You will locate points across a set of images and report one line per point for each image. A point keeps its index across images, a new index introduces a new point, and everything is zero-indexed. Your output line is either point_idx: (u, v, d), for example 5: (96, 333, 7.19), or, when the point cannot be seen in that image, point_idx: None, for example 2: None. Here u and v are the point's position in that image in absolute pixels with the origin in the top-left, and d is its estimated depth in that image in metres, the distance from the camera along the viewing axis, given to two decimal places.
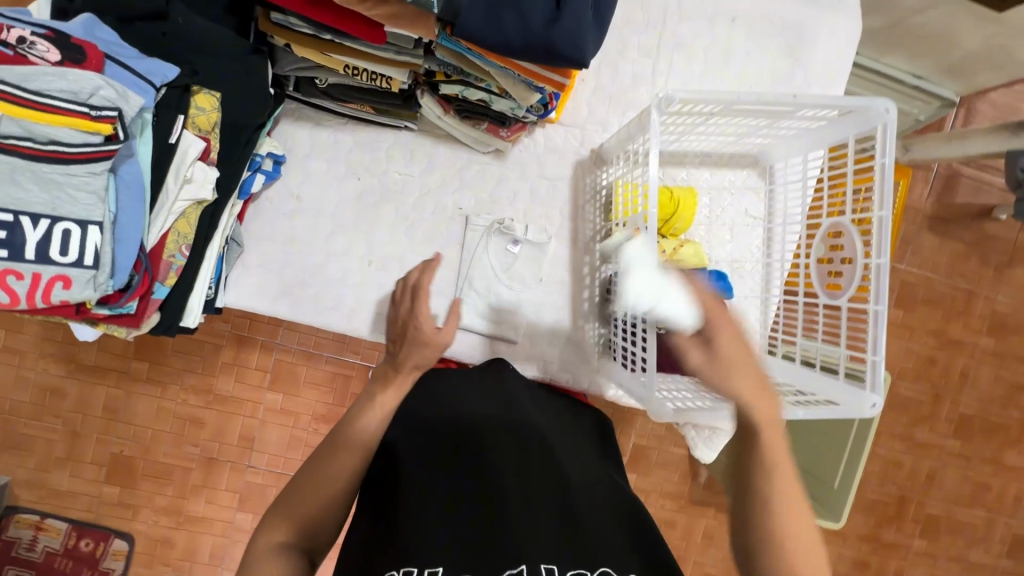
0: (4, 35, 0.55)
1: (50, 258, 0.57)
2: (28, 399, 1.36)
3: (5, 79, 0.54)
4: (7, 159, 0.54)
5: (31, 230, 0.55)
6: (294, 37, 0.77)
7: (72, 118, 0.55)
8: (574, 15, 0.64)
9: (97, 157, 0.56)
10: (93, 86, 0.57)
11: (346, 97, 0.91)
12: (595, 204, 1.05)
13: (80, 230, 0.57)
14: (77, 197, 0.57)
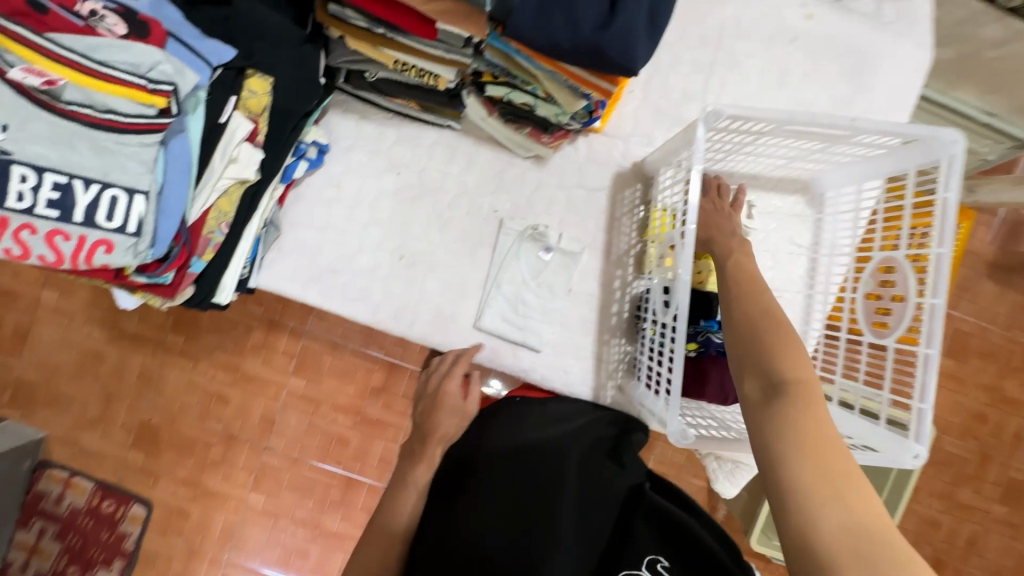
0: (78, 7, 0.58)
1: (96, 223, 0.59)
2: (71, 360, 1.43)
3: (74, 48, 0.56)
4: (67, 124, 0.56)
5: (82, 193, 0.57)
6: (349, 29, 0.79)
7: (131, 89, 0.57)
8: (627, 23, 0.63)
9: (150, 130, 0.59)
10: (153, 61, 0.59)
11: (394, 92, 0.92)
12: (632, 219, 1.03)
13: (126, 198, 0.60)
14: (128, 166, 0.59)
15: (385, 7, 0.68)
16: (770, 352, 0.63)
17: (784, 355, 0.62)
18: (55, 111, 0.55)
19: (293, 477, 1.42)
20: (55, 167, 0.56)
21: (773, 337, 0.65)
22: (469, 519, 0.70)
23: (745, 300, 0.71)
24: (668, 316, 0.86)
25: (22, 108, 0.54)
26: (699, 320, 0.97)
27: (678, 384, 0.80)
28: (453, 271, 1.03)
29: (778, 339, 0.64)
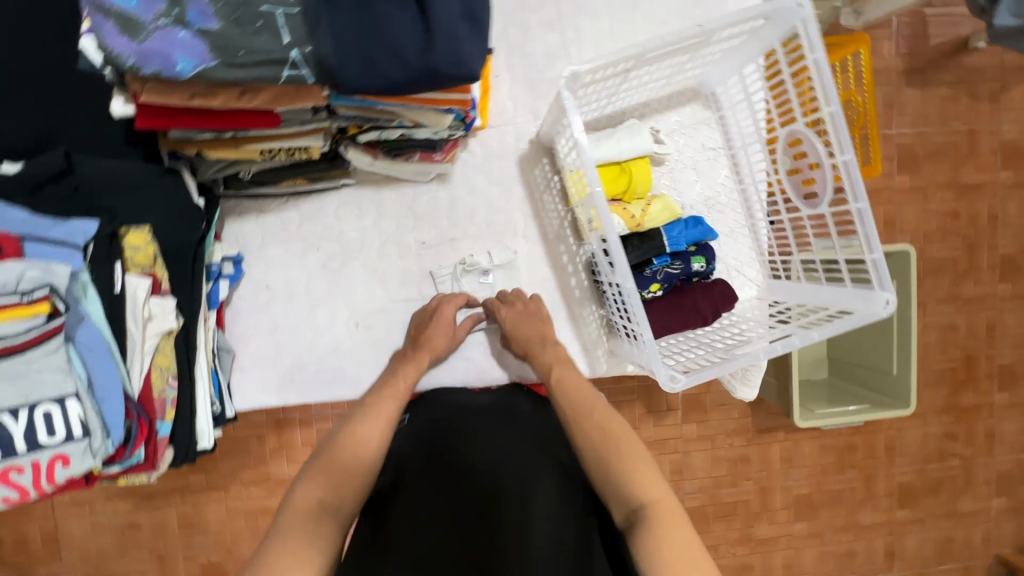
0: None
1: (40, 443, 0.58)
2: (110, 541, 1.42)
3: None
4: None
5: (14, 424, 0.57)
6: (201, 144, 0.77)
7: (5, 310, 0.55)
8: (447, 34, 0.61)
9: (49, 336, 0.58)
10: (18, 272, 0.57)
11: (275, 179, 0.90)
12: (551, 193, 1.03)
13: (59, 407, 0.59)
14: (45, 377, 0.58)
15: (215, 115, 0.64)
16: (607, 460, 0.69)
17: (634, 472, 0.67)
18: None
19: None
20: None
21: (613, 456, 0.69)
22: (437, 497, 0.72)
23: (600, 438, 0.71)
24: (617, 276, 0.86)
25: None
26: (652, 260, 0.98)
27: (650, 333, 0.82)
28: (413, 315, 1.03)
29: (623, 455, 0.69)
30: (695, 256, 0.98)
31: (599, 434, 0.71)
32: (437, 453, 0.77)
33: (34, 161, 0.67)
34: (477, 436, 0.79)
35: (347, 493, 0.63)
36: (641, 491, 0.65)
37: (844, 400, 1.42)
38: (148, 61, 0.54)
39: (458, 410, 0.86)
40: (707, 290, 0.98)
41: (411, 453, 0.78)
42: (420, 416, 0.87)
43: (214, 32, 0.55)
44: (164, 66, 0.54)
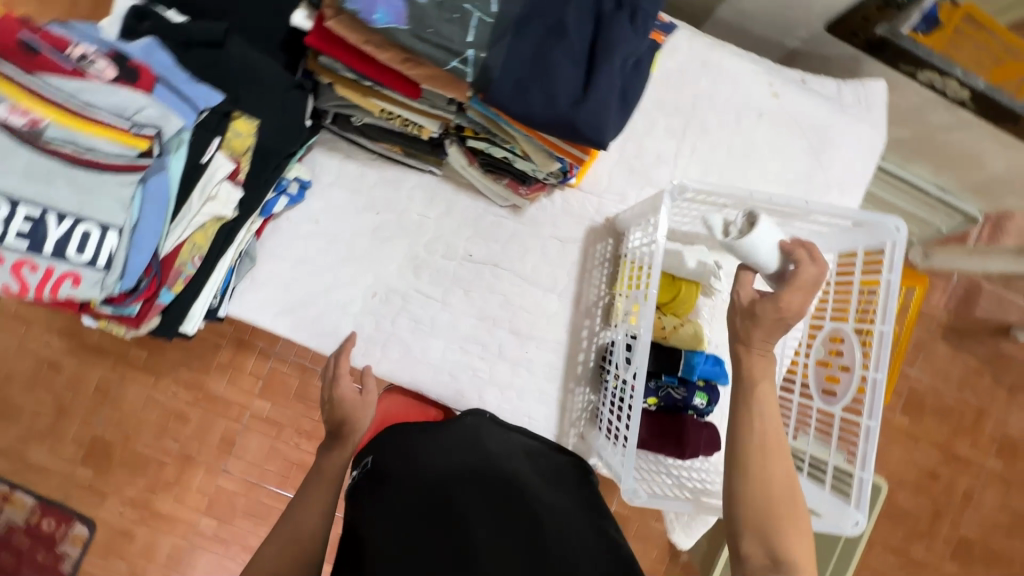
0: (70, 52, 0.62)
1: (65, 255, 0.58)
2: (26, 369, 1.39)
3: (61, 91, 0.59)
4: (46, 160, 0.57)
5: (54, 226, 0.58)
6: (338, 78, 0.82)
7: (112, 130, 0.60)
8: (598, 103, 0.67)
9: (130, 170, 0.60)
10: (139, 106, 0.62)
11: (378, 138, 0.95)
12: (602, 272, 1.07)
13: (99, 232, 0.60)
14: (106, 200, 0.60)
15: (370, 63, 0.69)
16: (765, 487, 0.60)
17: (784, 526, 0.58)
18: (32, 143, 0.56)
19: (248, 502, 1.42)
20: (31, 200, 0.56)
21: (778, 510, 0.59)
22: (391, 488, 0.73)
23: (758, 453, 0.61)
24: (629, 372, 0.89)
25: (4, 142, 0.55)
26: (661, 374, 1.01)
27: (634, 443, 0.83)
28: (425, 311, 1.04)
29: (782, 492, 0.60)
30: (699, 391, 0.99)
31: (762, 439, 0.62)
32: (410, 481, 0.73)
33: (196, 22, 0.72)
34: (430, 449, 0.79)
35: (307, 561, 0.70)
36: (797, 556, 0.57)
37: None
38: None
39: (425, 437, 0.83)
40: (697, 429, 0.97)
41: (387, 489, 0.73)
42: (396, 444, 0.82)
43: (419, 5, 0.60)
44: (365, 10, 0.59)
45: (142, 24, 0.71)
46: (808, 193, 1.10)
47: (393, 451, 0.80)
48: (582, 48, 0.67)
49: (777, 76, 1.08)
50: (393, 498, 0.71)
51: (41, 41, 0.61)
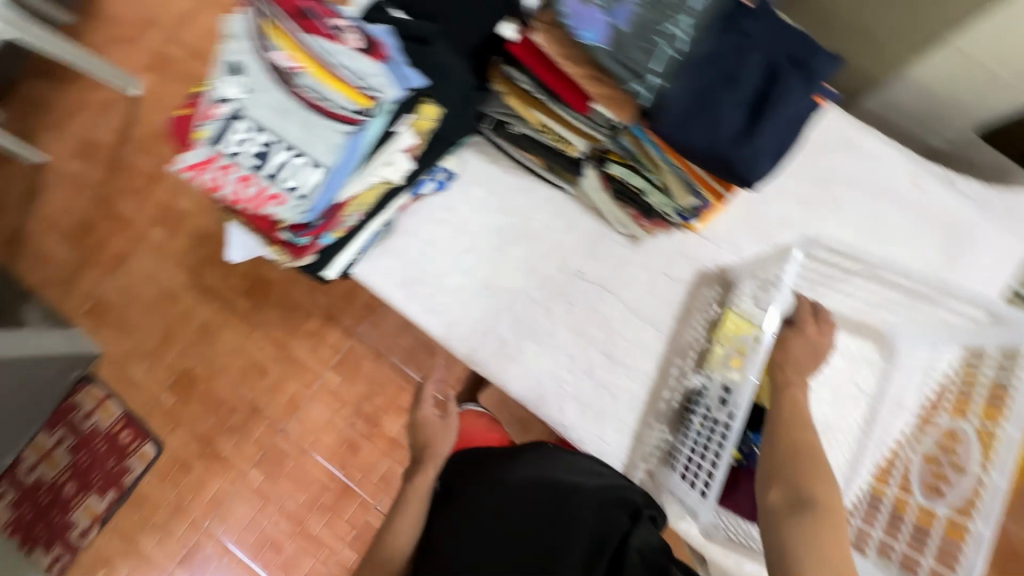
0: (333, 20, 0.70)
1: (280, 177, 0.71)
2: (154, 293, 2.06)
3: (318, 49, 0.69)
4: (291, 100, 0.70)
5: (280, 153, 0.71)
6: (512, 89, 0.93)
7: (345, 87, 0.69)
8: (756, 147, 0.72)
9: (347, 121, 0.71)
10: (370, 74, 0.70)
11: (527, 147, 1.03)
12: (703, 317, 1.08)
13: (309, 166, 0.72)
14: (321, 141, 0.71)
15: (556, 76, 0.79)
16: (794, 448, 0.71)
17: (807, 475, 0.68)
18: (285, 86, 0.69)
19: (295, 468, 1.87)
20: (271, 130, 0.70)
21: (796, 455, 0.70)
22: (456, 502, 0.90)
23: (785, 419, 0.76)
24: (723, 414, 0.89)
25: (266, 82, 0.69)
26: (747, 431, 0.98)
27: (719, 489, 0.83)
28: (525, 313, 1.10)
29: (806, 453, 0.70)
30: None
31: (789, 408, 0.77)
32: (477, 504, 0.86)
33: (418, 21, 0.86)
34: (490, 473, 0.92)
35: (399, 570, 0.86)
36: (816, 491, 0.66)
37: None
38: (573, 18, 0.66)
39: (485, 458, 0.96)
40: None
41: (458, 512, 0.87)
42: (464, 469, 0.97)
43: (621, 33, 0.68)
44: (577, 28, 0.66)
45: (376, 15, 0.85)
46: None
47: (462, 476, 0.95)
48: (751, 94, 0.73)
49: (919, 167, 1.08)
50: (464, 518, 0.86)
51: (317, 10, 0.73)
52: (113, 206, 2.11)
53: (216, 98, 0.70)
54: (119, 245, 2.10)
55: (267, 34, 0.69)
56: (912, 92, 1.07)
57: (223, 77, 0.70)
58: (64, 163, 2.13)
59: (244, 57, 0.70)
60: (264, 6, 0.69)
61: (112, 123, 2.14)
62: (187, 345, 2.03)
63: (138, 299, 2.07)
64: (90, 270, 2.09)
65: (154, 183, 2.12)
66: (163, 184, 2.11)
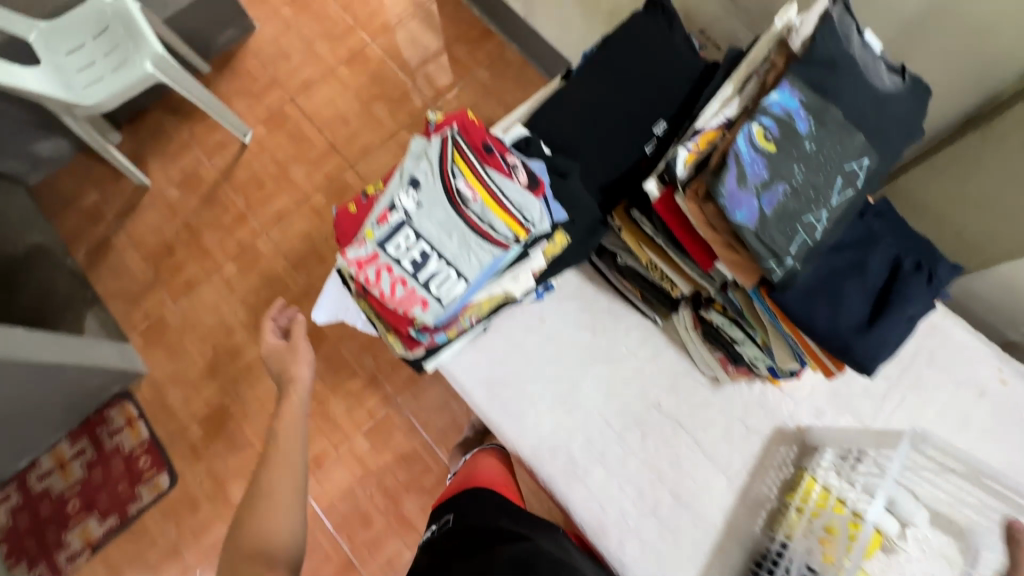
0: (508, 156, 0.79)
1: (430, 285, 0.77)
2: (210, 326, 2.14)
3: (493, 179, 0.77)
4: (456, 219, 0.76)
5: (435, 263, 0.76)
6: (632, 228, 1.00)
7: (508, 216, 0.76)
8: (878, 339, 0.75)
9: (500, 245, 0.77)
10: (532, 207, 0.77)
11: (630, 278, 1.10)
12: (778, 476, 1.06)
13: (456, 279, 0.77)
14: (475, 260, 0.77)
15: (690, 234, 0.85)
16: None
17: None
18: (457, 207, 0.76)
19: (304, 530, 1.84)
20: (432, 242, 0.76)
21: None
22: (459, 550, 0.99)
23: None
24: None
25: (440, 200, 0.76)
26: None
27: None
28: (593, 434, 1.10)
29: None
30: None
31: None
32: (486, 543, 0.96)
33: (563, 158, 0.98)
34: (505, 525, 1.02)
35: (274, 543, 0.87)
36: None
37: None
38: (731, 200, 0.71)
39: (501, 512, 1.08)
40: None
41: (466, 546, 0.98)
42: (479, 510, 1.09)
43: (767, 215, 0.73)
44: (732, 208, 0.72)
45: (530, 145, 0.97)
46: None
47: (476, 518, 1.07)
48: (873, 288, 0.78)
49: (1005, 364, 1.09)
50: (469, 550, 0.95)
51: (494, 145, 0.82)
52: (197, 237, 2.25)
53: (391, 205, 0.77)
54: (192, 273, 2.21)
55: (452, 159, 0.76)
56: (997, 287, 1.14)
57: (401, 188, 0.77)
58: (166, 191, 2.31)
59: (425, 175, 0.77)
60: (454, 135, 0.76)
61: (218, 162, 2.33)
62: (229, 382, 2.07)
63: (196, 328, 2.14)
64: (160, 292, 2.19)
65: (240, 223, 2.26)
66: (248, 226, 2.25)
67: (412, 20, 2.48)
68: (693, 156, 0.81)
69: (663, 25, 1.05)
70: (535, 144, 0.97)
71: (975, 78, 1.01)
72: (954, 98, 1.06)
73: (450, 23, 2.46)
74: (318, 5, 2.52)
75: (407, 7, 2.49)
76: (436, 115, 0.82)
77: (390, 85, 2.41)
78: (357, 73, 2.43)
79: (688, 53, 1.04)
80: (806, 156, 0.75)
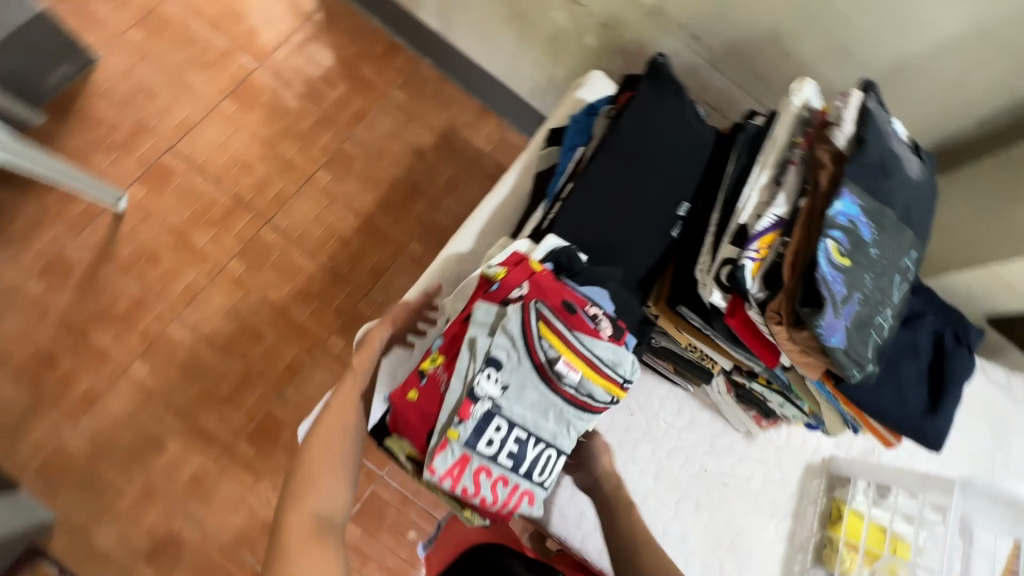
0: (590, 308, 0.72)
1: (532, 475, 0.68)
2: (130, 441, 1.77)
3: (584, 344, 0.69)
4: (552, 397, 0.68)
5: (534, 450, 0.68)
6: (675, 321, 0.97)
7: (608, 382, 0.69)
8: (943, 420, 0.81)
9: (597, 411, 0.70)
10: (627, 362, 0.70)
11: (665, 358, 1.08)
12: (816, 510, 1.15)
13: (556, 457, 0.70)
14: (574, 432, 0.70)
15: (756, 338, 0.85)
16: None
17: None
18: (552, 385, 0.67)
19: None
20: (528, 428, 0.67)
21: None
22: None
23: None
24: None
25: (530, 380, 0.67)
26: None
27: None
28: (652, 516, 1.09)
29: None
30: None
31: None
32: None
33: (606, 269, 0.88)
34: None
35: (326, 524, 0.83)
36: None
37: None
38: (826, 329, 0.71)
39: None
40: None
41: None
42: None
43: (850, 329, 0.74)
44: (828, 333, 0.72)
45: (574, 264, 0.85)
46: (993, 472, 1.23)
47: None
48: (926, 367, 0.84)
49: None
50: None
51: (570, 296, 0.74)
52: (85, 337, 1.81)
53: (474, 395, 0.66)
54: (90, 385, 1.79)
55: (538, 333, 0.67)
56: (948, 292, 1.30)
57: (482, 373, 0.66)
58: (23, 286, 1.81)
59: (506, 352, 0.67)
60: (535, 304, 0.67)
61: (90, 239, 1.88)
62: (175, 502, 1.75)
63: (113, 449, 1.76)
64: (49, 417, 1.75)
65: (139, 311, 1.86)
66: (152, 311, 1.86)
67: (303, 38, 2.14)
68: (758, 266, 0.79)
69: (668, 99, 1.00)
70: (578, 261, 0.85)
71: (940, 117, 1.11)
72: (917, 134, 1.16)
73: (349, 39, 2.17)
74: (177, 28, 2.07)
75: (293, 22, 2.14)
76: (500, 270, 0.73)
77: (293, 117, 2.08)
78: (250, 108, 2.06)
79: (697, 128, 1.00)
80: (872, 263, 0.76)
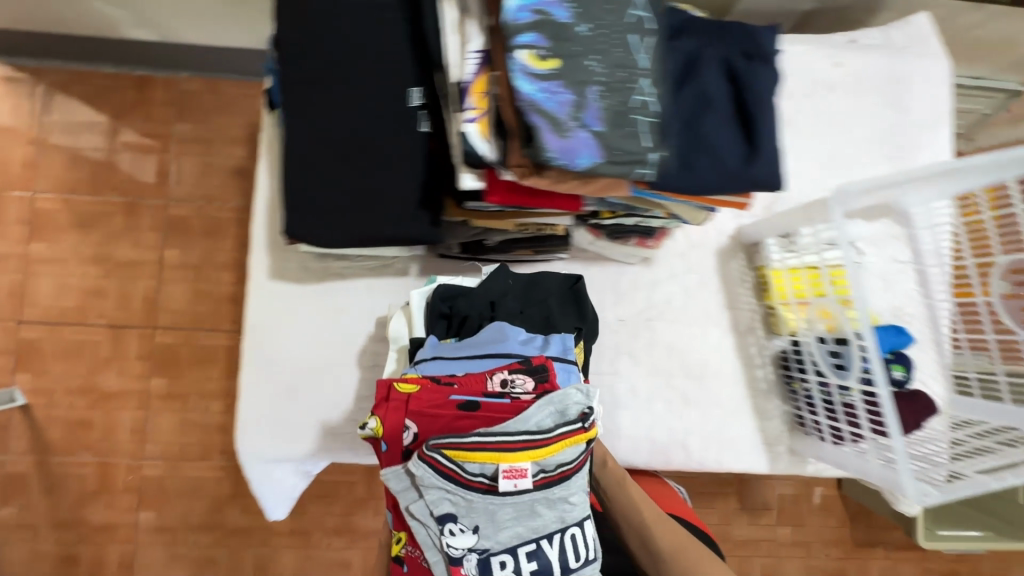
0: (497, 382, 0.80)
1: (569, 566, 0.75)
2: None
3: (513, 427, 0.74)
4: (529, 498, 0.73)
5: (552, 548, 0.74)
6: (480, 215, 0.87)
7: (569, 437, 0.74)
8: (768, 153, 0.69)
9: (576, 467, 0.76)
10: (570, 401, 0.77)
11: (515, 249, 0.98)
12: (745, 285, 1.09)
13: (579, 530, 0.77)
14: (572, 501, 0.76)
15: (541, 197, 0.73)
16: None
17: None
18: (513, 493, 0.72)
19: None
20: (529, 537, 0.74)
21: None
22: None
23: None
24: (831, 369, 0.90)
25: (491, 503, 0.73)
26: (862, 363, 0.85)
27: (902, 437, 0.80)
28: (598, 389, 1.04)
29: None
30: (894, 364, 0.99)
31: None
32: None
33: (490, 282, 0.93)
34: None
35: None
36: None
37: (960, 522, 1.45)
38: (559, 153, 0.59)
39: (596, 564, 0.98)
40: (908, 400, 0.98)
41: None
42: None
43: (603, 133, 0.61)
44: (568, 159, 0.59)
45: (454, 305, 0.92)
46: (903, 141, 1.13)
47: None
48: (728, 105, 0.71)
49: (831, 47, 1.11)
50: None
51: (463, 393, 0.79)
52: (86, 522, 1.64)
53: (455, 558, 0.73)
54: (120, 558, 1.65)
55: (460, 462, 0.71)
56: None
57: (446, 536, 0.72)
58: None
59: (450, 503, 0.73)
60: (434, 442, 0.72)
61: (17, 447, 1.62)
62: None
63: None
64: None
65: (110, 474, 1.65)
66: (119, 466, 1.65)
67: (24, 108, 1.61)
68: (485, 123, 0.65)
69: None
70: (456, 296, 0.93)
71: None
72: None
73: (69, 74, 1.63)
74: None
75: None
76: (374, 424, 0.77)
77: (105, 220, 1.65)
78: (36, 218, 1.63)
79: None
80: (589, 43, 0.61)
